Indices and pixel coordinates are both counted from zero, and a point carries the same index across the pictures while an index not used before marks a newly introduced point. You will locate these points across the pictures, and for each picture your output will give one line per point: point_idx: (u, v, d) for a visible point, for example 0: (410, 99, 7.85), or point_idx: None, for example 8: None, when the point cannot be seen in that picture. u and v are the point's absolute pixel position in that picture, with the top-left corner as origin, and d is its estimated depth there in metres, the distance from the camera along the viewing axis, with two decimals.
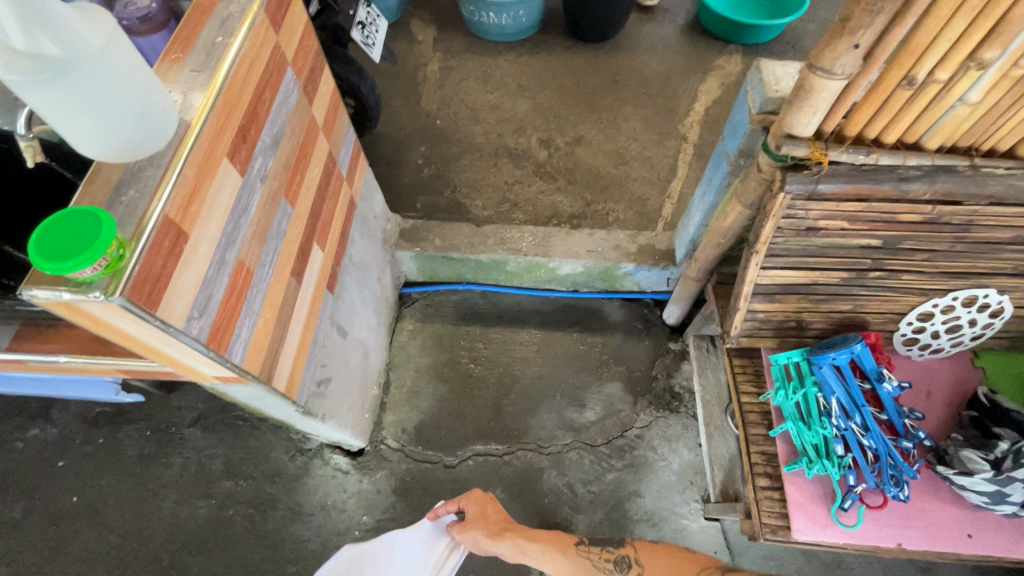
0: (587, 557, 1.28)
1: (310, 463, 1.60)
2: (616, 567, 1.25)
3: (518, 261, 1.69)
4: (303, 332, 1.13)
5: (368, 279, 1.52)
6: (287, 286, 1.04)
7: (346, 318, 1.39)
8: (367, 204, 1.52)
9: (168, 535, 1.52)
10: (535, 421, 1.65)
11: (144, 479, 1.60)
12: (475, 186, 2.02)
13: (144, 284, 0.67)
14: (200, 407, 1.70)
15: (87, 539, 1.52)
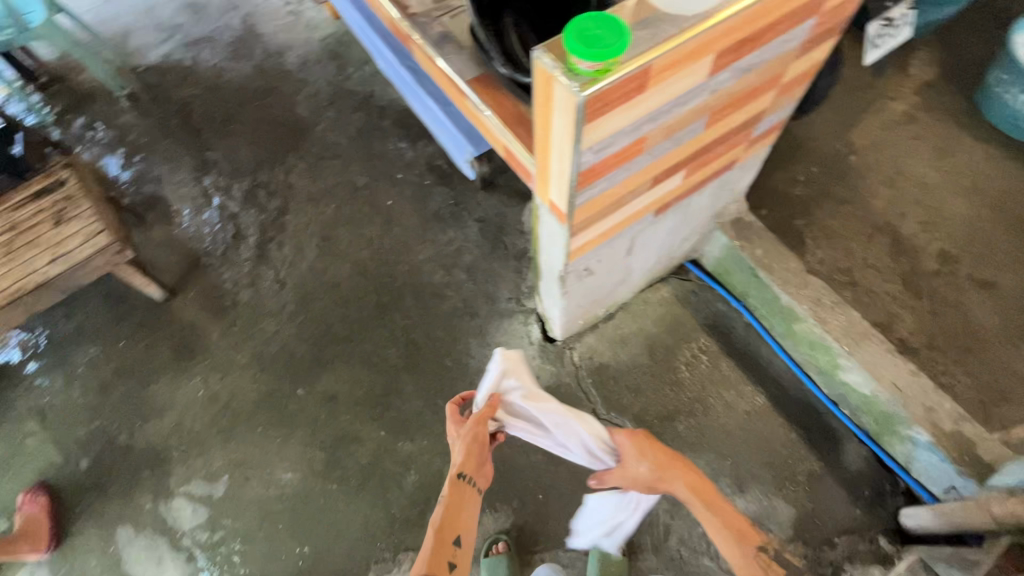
0: (761, 566, 1.17)
1: (516, 314, 1.82)
2: None
3: (812, 331, 1.50)
4: (614, 225, 1.21)
5: (680, 230, 1.52)
6: (643, 182, 1.10)
7: (642, 242, 1.43)
8: (739, 173, 1.46)
9: (410, 271, 1.94)
10: (688, 457, 1.57)
11: (425, 227, 2.02)
12: (831, 237, 1.79)
13: (599, 101, 0.76)
14: (488, 213, 2.02)
15: (375, 232, 2.04)
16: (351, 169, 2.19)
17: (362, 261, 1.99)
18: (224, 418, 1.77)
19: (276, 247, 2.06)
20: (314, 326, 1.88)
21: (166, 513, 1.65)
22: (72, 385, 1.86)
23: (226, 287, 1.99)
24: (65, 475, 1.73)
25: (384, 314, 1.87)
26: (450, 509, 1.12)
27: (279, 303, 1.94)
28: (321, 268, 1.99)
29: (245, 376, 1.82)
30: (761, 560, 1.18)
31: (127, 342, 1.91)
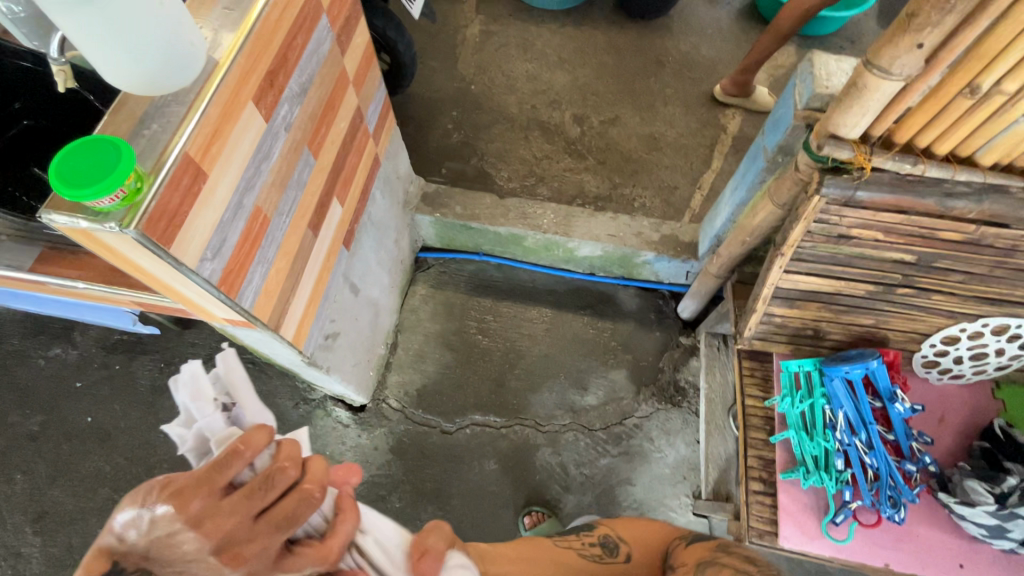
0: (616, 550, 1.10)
1: (312, 413, 1.64)
2: (641, 549, 1.06)
3: (537, 238, 1.67)
4: (315, 285, 1.14)
5: (385, 240, 1.52)
6: (303, 238, 1.04)
7: (359, 275, 1.39)
8: (391, 163, 1.50)
9: (173, 466, 1.59)
10: (536, 398, 1.66)
11: (154, 410, 1.66)
12: (503, 157, 1.99)
13: (160, 219, 0.67)
14: (212, 346, 1.74)
15: (98, 460, 1.60)
16: (8, 421, 1.65)
17: (107, 501, 1.56)
18: None
19: None
20: None
21: None
22: None
23: None
24: None
25: None
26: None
27: None
28: (62, 550, 1.50)
29: None
30: (626, 538, 1.11)
31: None
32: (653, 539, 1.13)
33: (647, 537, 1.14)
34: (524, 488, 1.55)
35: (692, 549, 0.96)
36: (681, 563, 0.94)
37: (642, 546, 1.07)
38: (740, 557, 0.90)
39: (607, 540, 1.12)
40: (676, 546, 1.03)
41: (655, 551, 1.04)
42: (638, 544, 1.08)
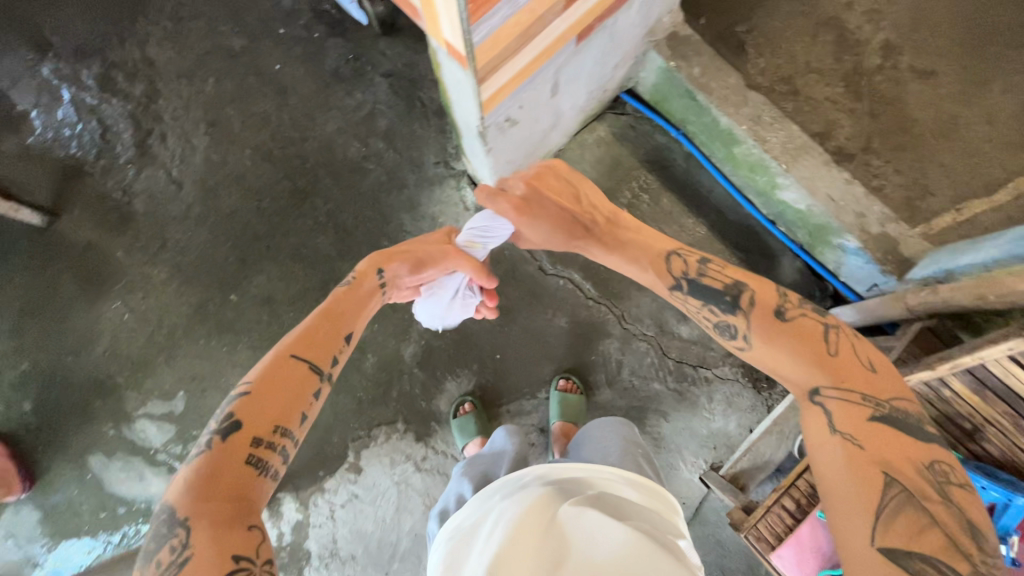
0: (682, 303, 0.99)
1: (446, 179, 1.68)
2: (716, 330, 0.94)
3: (751, 151, 1.43)
4: (528, 62, 1.04)
5: (609, 58, 1.35)
6: (555, 2, 0.91)
7: (567, 78, 1.26)
8: None
9: (320, 148, 1.72)
10: (636, 296, 1.59)
11: (326, 92, 1.74)
12: (773, 42, 1.63)
13: None
14: (396, 65, 1.74)
15: (269, 106, 1.75)
16: (220, 29, 1.80)
17: (263, 143, 1.74)
18: (162, 337, 1.68)
19: (158, 142, 1.76)
20: (229, 225, 1.71)
21: (132, 435, 1.64)
22: None
23: (115, 197, 1.74)
24: (10, 421, 1.66)
25: (304, 201, 1.70)
26: (277, 354, 0.92)
27: (183, 207, 1.72)
28: (218, 159, 1.74)
29: (170, 291, 1.69)
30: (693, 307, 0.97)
31: (23, 276, 1.71)
32: (824, 367, 0.83)
33: (795, 335, 0.86)
34: (575, 357, 1.59)
35: (886, 456, 0.76)
36: (865, 461, 0.76)
37: (719, 324, 0.93)
38: (957, 511, 0.73)
39: (723, 321, 0.93)
40: (833, 392, 0.81)
41: (733, 334, 0.92)
42: (711, 320, 0.95)
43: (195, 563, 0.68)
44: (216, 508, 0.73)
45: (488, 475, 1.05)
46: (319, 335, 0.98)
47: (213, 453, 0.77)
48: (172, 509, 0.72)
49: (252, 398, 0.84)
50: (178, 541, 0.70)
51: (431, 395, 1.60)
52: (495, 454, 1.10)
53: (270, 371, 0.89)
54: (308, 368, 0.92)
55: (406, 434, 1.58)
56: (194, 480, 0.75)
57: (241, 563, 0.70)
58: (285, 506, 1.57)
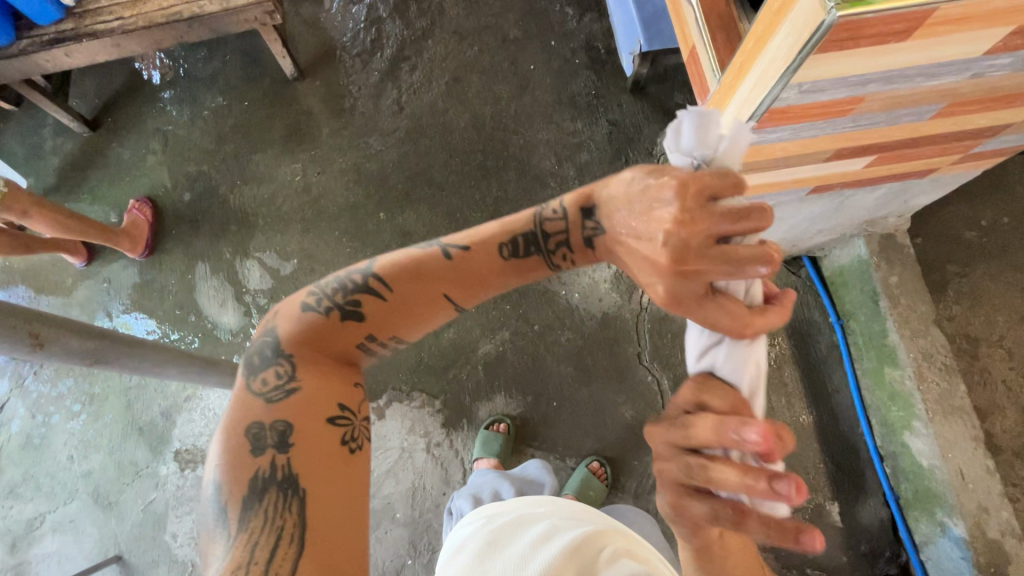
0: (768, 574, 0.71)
1: None
2: None
3: (904, 380, 1.36)
4: (761, 184, 1.08)
5: (821, 221, 1.35)
6: (825, 150, 0.95)
7: (776, 215, 1.29)
8: (926, 187, 1.24)
9: (522, 146, 1.86)
10: None
11: (555, 107, 1.90)
12: (978, 298, 1.55)
13: (848, 30, 0.63)
14: (624, 120, 1.85)
15: (505, 93, 1.93)
16: (506, 16, 2.03)
17: (482, 116, 1.92)
18: (310, 210, 1.86)
19: (407, 69, 2.00)
20: (416, 160, 1.89)
21: (239, 268, 1.81)
22: (194, 124, 1.99)
23: (350, 90, 1.99)
24: (169, 200, 1.91)
25: (483, 178, 1.84)
26: (425, 262, 0.76)
27: (391, 126, 1.93)
28: (441, 108, 1.94)
29: (339, 181, 1.88)
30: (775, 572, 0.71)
31: (250, 105, 2.00)
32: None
33: None
34: (620, 451, 1.55)
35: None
36: None
37: None
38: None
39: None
40: None
41: None
42: None
43: (298, 397, 0.75)
44: (316, 366, 0.78)
45: (522, 493, 1.21)
46: (478, 263, 0.75)
47: (327, 322, 0.78)
48: (282, 343, 0.78)
49: (384, 297, 0.77)
50: (283, 370, 0.76)
51: (478, 397, 1.62)
52: (529, 481, 1.26)
53: (405, 274, 0.77)
54: (445, 299, 0.78)
55: (437, 414, 1.62)
56: (310, 329, 0.78)
57: (337, 422, 0.76)
58: None
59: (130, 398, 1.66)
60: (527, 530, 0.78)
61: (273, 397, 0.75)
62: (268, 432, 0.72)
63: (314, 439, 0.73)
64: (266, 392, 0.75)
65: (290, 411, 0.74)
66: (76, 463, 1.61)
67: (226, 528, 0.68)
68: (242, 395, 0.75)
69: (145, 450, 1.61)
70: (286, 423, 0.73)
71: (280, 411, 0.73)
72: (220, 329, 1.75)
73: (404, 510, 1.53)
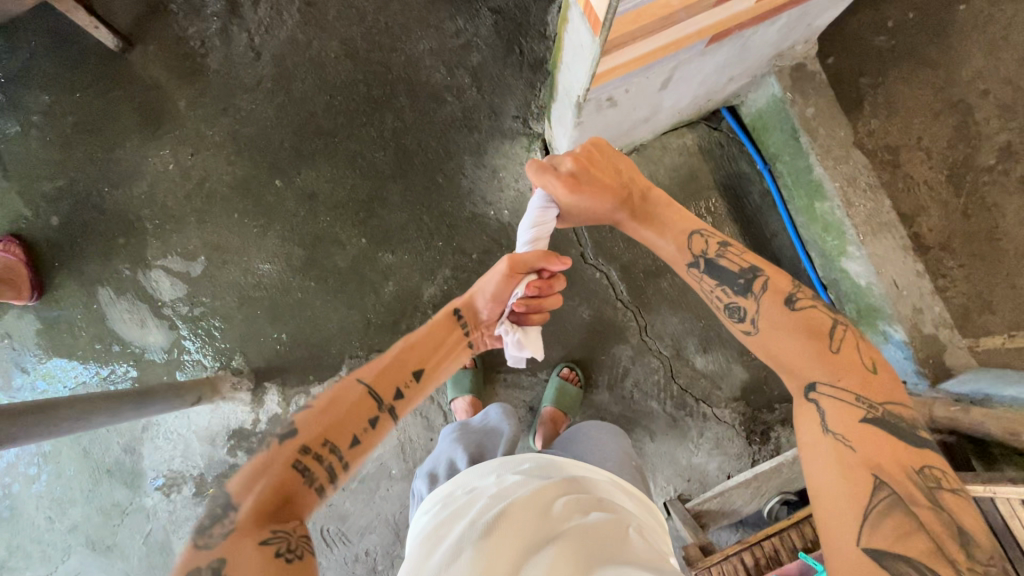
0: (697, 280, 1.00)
1: (520, 136, 1.63)
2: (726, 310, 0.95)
3: (833, 210, 1.38)
4: (653, 49, 0.98)
5: (728, 70, 1.28)
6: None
7: (680, 78, 1.20)
8: (825, 4, 1.16)
9: (406, 63, 1.66)
10: (665, 312, 1.57)
11: (429, 9, 1.67)
12: (893, 106, 1.54)
13: None
14: (508, 4, 1.66)
15: (368, 5, 1.69)
16: None
17: (352, 39, 1.68)
18: (198, 198, 1.67)
19: (249, 4, 1.71)
20: (295, 111, 1.68)
21: (145, 282, 1.65)
22: (28, 135, 1.70)
23: (192, 46, 1.70)
24: (37, 229, 1.68)
25: (374, 112, 1.66)
26: (345, 382, 0.89)
27: (254, 78, 1.69)
28: (303, 41, 1.69)
29: (218, 157, 1.68)
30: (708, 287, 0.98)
31: (84, 94, 1.70)
32: (823, 363, 0.84)
33: (795, 335, 0.87)
34: (586, 351, 1.57)
35: (875, 457, 0.76)
36: (856, 462, 0.76)
37: (730, 305, 0.95)
38: (946, 519, 0.72)
39: (733, 304, 0.94)
40: (829, 389, 0.83)
41: (741, 317, 0.93)
42: (723, 302, 0.96)
43: (234, 531, 0.70)
44: (262, 497, 0.74)
45: (481, 451, 1.04)
46: (392, 356, 0.93)
47: (275, 451, 0.80)
48: (227, 490, 0.75)
49: (314, 412, 0.84)
50: (226, 518, 0.71)
51: None
52: (487, 430, 1.09)
53: (343, 386, 0.89)
54: (371, 392, 0.88)
55: None
56: (261, 473, 0.77)
57: (271, 539, 0.69)
58: (269, 396, 1.59)
59: (85, 444, 1.58)
60: (475, 501, 0.79)
61: (212, 539, 0.70)
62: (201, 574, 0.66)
63: (245, 563, 0.66)
64: (204, 536, 0.70)
65: (225, 546, 0.68)
66: (57, 521, 1.56)
67: None
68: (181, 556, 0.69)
69: (122, 488, 1.57)
70: (219, 559, 0.67)
71: (217, 550, 0.68)
72: (151, 350, 1.64)
73: (398, 465, 1.56)
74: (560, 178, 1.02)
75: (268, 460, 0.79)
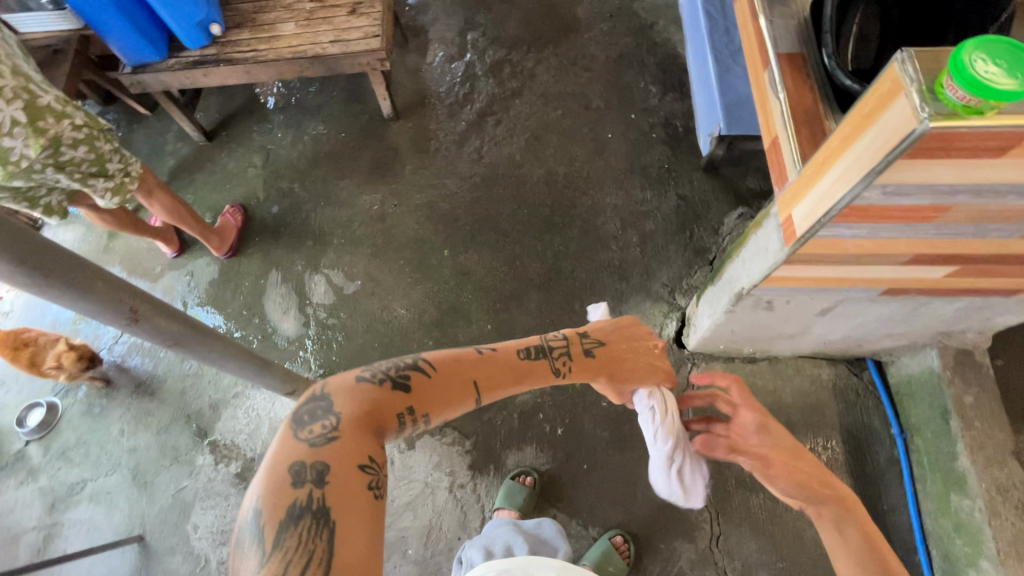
0: None
1: (662, 301, 1.74)
2: None
3: (971, 511, 1.26)
4: (831, 277, 1.06)
5: (892, 325, 1.30)
6: (902, 253, 0.94)
7: (842, 312, 1.25)
8: (1011, 307, 1.18)
9: (590, 206, 1.93)
10: (744, 533, 1.44)
11: (626, 175, 1.96)
12: None
13: (937, 140, 0.65)
14: (695, 196, 1.89)
15: (580, 155, 2.02)
16: (592, 87, 2.15)
17: (555, 173, 2.00)
18: (381, 237, 1.98)
19: (492, 123, 2.14)
20: (486, 206, 1.98)
21: (307, 281, 1.92)
22: (294, 147, 2.19)
23: (437, 134, 2.14)
24: (258, 210, 2.08)
25: (547, 232, 1.90)
26: (464, 355, 0.93)
27: (469, 171, 2.05)
28: (518, 161, 2.05)
29: (412, 215, 2.00)
30: None
31: (347, 136, 2.18)
32: None
33: None
34: (648, 530, 1.47)
35: None
36: None
37: None
38: None
39: None
40: None
41: None
42: None
43: (338, 445, 0.74)
44: (359, 424, 0.77)
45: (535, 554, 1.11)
46: (502, 361, 0.96)
47: (378, 388, 0.82)
48: (330, 399, 0.79)
49: (427, 375, 0.86)
50: (330, 423, 0.76)
51: (509, 445, 1.61)
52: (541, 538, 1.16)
53: (448, 362, 0.90)
54: (473, 386, 0.90)
55: (465, 454, 1.61)
56: (356, 389, 0.81)
57: (366, 469, 0.74)
58: None
59: (187, 384, 1.76)
60: None
61: (317, 442, 0.74)
62: (307, 469, 0.71)
63: (346, 482, 0.71)
64: (311, 437, 0.74)
65: (332, 454, 0.73)
66: (124, 437, 1.70)
67: (260, 549, 0.66)
68: (283, 441, 0.75)
69: (188, 437, 1.69)
70: (324, 463, 0.72)
71: (323, 454, 0.73)
72: (279, 335, 1.85)
73: (417, 547, 1.51)
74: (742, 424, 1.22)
75: (362, 390, 0.81)
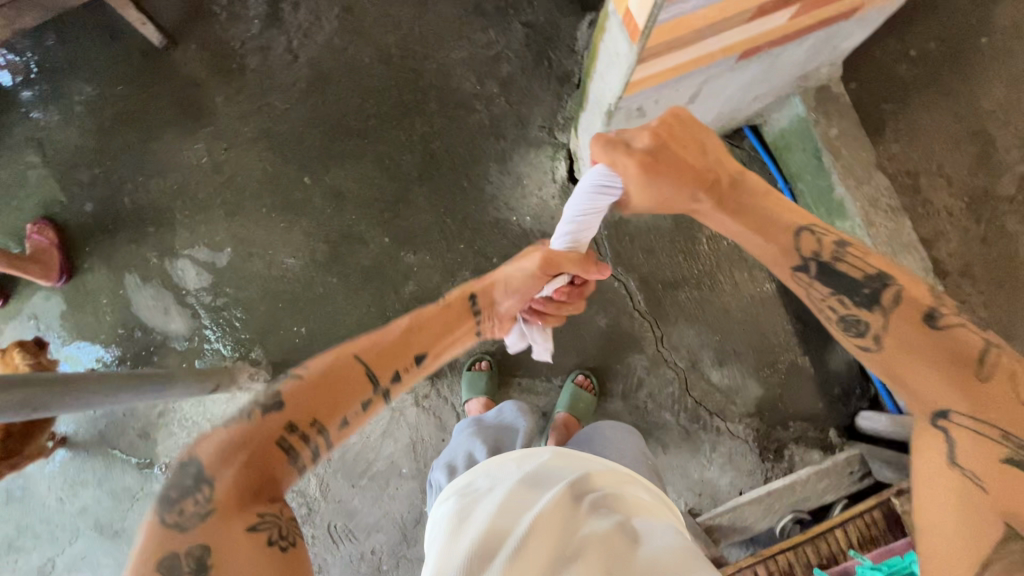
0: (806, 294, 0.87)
1: (546, 145, 1.67)
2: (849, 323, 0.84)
3: (856, 229, 1.39)
4: (688, 61, 1.01)
5: (756, 88, 1.31)
6: (744, 11, 0.89)
7: (709, 93, 1.23)
8: (852, 27, 1.20)
9: (437, 70, 1.72)
10: (683, 327, 1.58)
11: (463, 20, 1.73)
12: (911, 133, 1.56)
13: None
14: (540, 19, 1.71)
15: (404, 15, 1.75)
16: None
17: (386, 46, 1.74)
18: (228, 192, 1.71)
19: (291, 10, 1.77)
20: (327, 112, 1.73)
21: (171, 271, 1.68)
22: (69, 125, 1.76)
23: (233, 46, 1.76)
24: (70, 215, 1.73)
25: (404, 116, 1.71)
26: (346, 350, 0.89)
27: (290, 78, 1.75)
28: (340, 46, 1.75)
29: (251, 153, 1.72)
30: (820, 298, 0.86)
31: (126, 87, 1.76)
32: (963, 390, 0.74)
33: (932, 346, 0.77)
34: (603, 360, 1.58)
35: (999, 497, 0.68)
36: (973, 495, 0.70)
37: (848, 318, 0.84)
38: None
39: (852, 316, 0.83)
40: (966, 419, 0.73)
41: (862, 331, 0.82)
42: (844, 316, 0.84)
43: (214, 518, 0.71)
44: (240, 472, 0.75)
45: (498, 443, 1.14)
46: (395, 335, 0.93)
47: (250, 424, 0.79)
48: (202, 460, 0.75)
49: (307, 390, 0.83)
50: (201, 495, 0.72)
51: None
52: (502, 426, 1.19)
53: (334, 363, 0.87)
54: (369, 374, 0.87)
55: None
56: (227, 435, 0.78)
57: (271, 539, 0.71)
58: None
59: (101, 427, 1.59)
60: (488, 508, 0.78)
61: (187, 523, 0.70)
62: (183, 560, 0.68)
63: (238, 557, 0.68)
64: (181, 520, 0.70)
65: (208, 532, 0.69)
66: (67, 503, 1.57)
67: None
68: (152, 533, 0.70)
69: (133, 473, 1.57)
70: (201, 547, 0.68)
71: (201, 534, 0.69)
72: (174, 338, 1.66)
73: (409, 464, 1.57)
74: (633, 156, 0.88)
75: (240, 435, 0.78)
